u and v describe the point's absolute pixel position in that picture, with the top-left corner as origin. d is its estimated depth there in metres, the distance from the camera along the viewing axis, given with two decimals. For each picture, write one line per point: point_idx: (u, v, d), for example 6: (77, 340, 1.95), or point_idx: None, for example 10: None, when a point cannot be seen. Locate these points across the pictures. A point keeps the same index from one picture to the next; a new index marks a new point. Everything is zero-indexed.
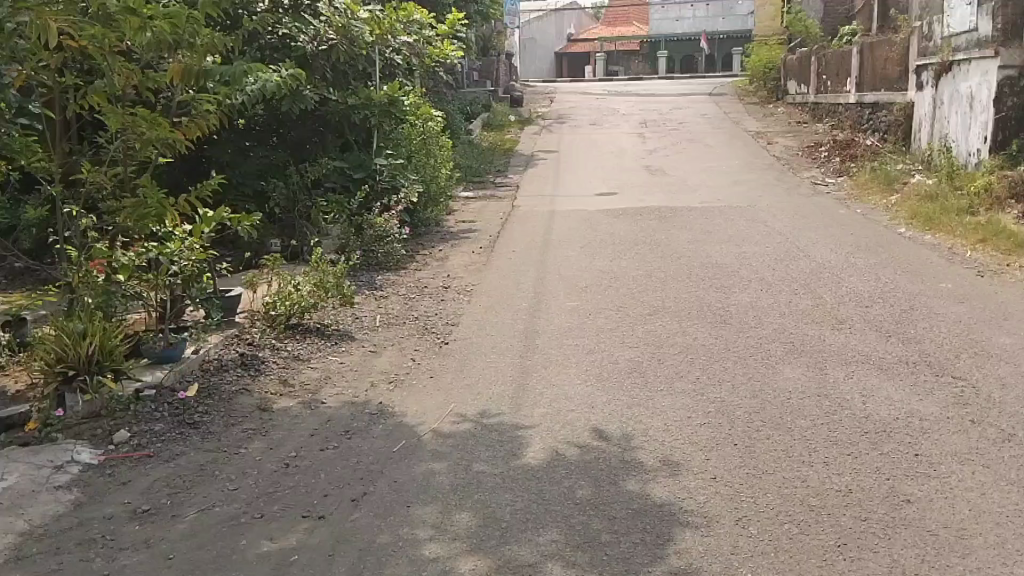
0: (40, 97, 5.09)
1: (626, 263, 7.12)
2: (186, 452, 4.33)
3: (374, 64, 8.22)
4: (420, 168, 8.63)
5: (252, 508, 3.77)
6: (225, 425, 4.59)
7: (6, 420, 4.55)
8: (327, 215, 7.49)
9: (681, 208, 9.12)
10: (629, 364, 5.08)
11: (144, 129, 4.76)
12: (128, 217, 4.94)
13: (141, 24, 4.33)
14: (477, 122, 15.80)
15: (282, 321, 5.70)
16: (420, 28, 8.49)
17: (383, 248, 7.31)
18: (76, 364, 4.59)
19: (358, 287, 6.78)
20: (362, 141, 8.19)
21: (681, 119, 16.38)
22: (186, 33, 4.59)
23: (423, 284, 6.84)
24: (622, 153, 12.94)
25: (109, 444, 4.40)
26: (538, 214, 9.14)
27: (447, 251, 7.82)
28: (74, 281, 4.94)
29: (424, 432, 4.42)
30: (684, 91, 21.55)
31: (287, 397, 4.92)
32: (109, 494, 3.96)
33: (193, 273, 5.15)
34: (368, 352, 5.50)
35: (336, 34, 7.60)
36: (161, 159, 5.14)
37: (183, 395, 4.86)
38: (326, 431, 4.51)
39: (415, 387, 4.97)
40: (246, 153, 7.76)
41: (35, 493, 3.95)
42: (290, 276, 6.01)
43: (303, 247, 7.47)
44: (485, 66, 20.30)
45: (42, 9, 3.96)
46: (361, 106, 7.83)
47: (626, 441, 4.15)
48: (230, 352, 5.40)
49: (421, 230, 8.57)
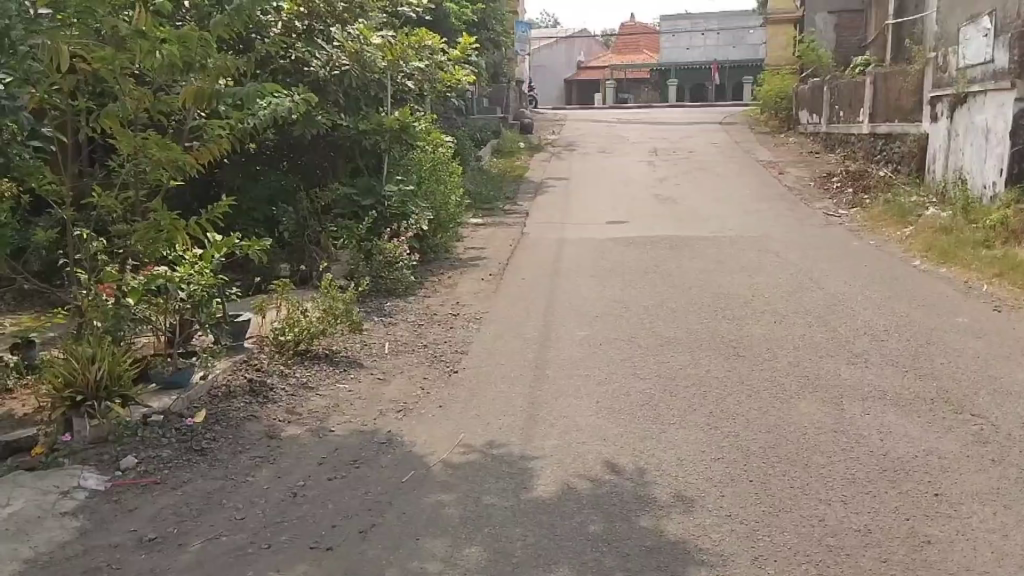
0: (52, 120, 5.08)
1: (637, 293, 7.08)
2: (194, 480, 4.29)
3: (386, 89, 8.04)
4: (430, 195, 8.43)
5: (259, 539, 3.71)
6: (233, 453, 4.54)
7: (12, 444, 4.54)
8: (336, 241, 7.44)
9: (693, 238, 9.08)
10: (642, 397, 5.01)
11: (155, 152, 4.72)
12: (138, 240, 4.90)
13: (152, 47, 4.43)
14: (488, 149, 15.84)
15: (290, 348, 5.61)
16: (433, 53, 8.45)
17: (391, 276, 7.24)
18: (83, 389, 4.56)
19: (368, 312, 6.73)
20: (373, 166, 8.05)
21: (692, 148, 16.37)
22: (198, 56, 4.67)
23: (432, 311, 6.79)
24: (631, 183, 12.91)
25: (116, 470, 4.36)
26: (548, 242, 9.12)
27: (457, 278, 7.80)
28: (83, 305, 4.90)
29: (434, 462, 4.35)
30: (695, 121, 21.51)
31: (295, 424, 4.86)
32: (114, 523, 3.91)
33: (203, 298, 5.11)
34: (376, 380, 5.44)
35: (348, 60, 7.56)
36: (173, 183, 5.07)
37: (191, 420, 4.80)
38: (333, 460, 4.45)
39: (424, 416, 4.91)
40: (256, 179, 7.71)
41: (40, 519, 3.91)
42: (299, 302, 5.94)
43: (313, 272, 7.33)
44: (496, 94, 20.22)
45: (55, 33, 4.20)
46: (372, 131, 7.68)
47: (639, 476, 4.09)
48: (238, 378, 5.31)
49: (432, 257, 8.50)
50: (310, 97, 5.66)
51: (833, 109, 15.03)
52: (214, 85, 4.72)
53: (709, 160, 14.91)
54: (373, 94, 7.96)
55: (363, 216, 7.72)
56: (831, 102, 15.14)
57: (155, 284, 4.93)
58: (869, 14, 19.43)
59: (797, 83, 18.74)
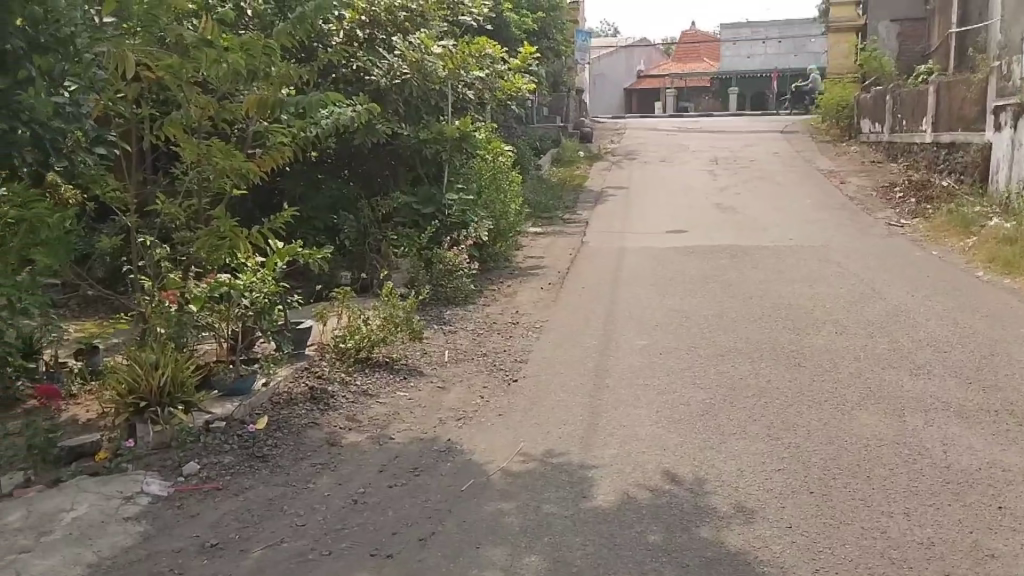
0: (117, 128, 5.13)
1: (697, 302, 6.99)
2: (256, 486, 4.28)
3: (447, 98, 7.95)
4: (489, 204, 8.39)
5: (320, 545, 3.68)
6: (294, 459, 4.53)
7: (77, 448, 4.60)
8: (397, 249, 7.44)
9: (755, 247, 8.98)
10: (701, 406, 4.92)
11: (218, 160, 4.75)
12: (201, 248, 4.96)
13: (217, 56, 4.38)
14: (547, 157, 15.87)
15: (351, 356, 5.59)
16: (492, 62, 8.37)
17: (450, 284, 7.15)
18: (146, 395, 4.59)
19: (428, 320, 6.71)
20: (433, 175, 8.03)
21: (751, 158, 16.19)
22: (261, 64, 4.68)
23: (492, 319, 6.75)
24: (689, 193, 12.78)
25: (179, 475, 4.37)
26: (607, 251, 9.06)
27: (516, 287, 7.74)
28: (147, 313, 4.97)
29: (493, 470, 4.29)
30: (755, 130, 21.29)
31: (356, 431, 4.83)
32: (176, 528, 3.92)
33: (266, 305, 5.16)
34: (436, 389, 5.39)
35: (410, 69, 7.47)
36: (235, 190, 5.11)
37: (253, 427, 4.80)
38: (394, 467, 4.41)
39: (482, 425, 4.86)
40: (317, 187, 7.71)
41: (104, 524, 3.94)
42: (360, 311, 5.94)
43: (373, 280, 7.43)
44: (555, 103, 20.29)
45: (119, 41, 4.27)
46: (432, 140, 7.70)
47: (697, 486, 4.00)
48: (300, 386, 5.31)
49: (491, 266, 8.42)
50: (372, 105, 5.62)
51: (896, 118, 14.79)
52: (276, 94, 4.75)
53: (769, 170, 14.73)
54: (433, 104, 7.81)
55: (424, 225, 7.72)
56: (894, 111, 14.89)
57: (218, 291, 5.01)
58: (932, 20, 19.02)
59: (859, 92, 18.44)
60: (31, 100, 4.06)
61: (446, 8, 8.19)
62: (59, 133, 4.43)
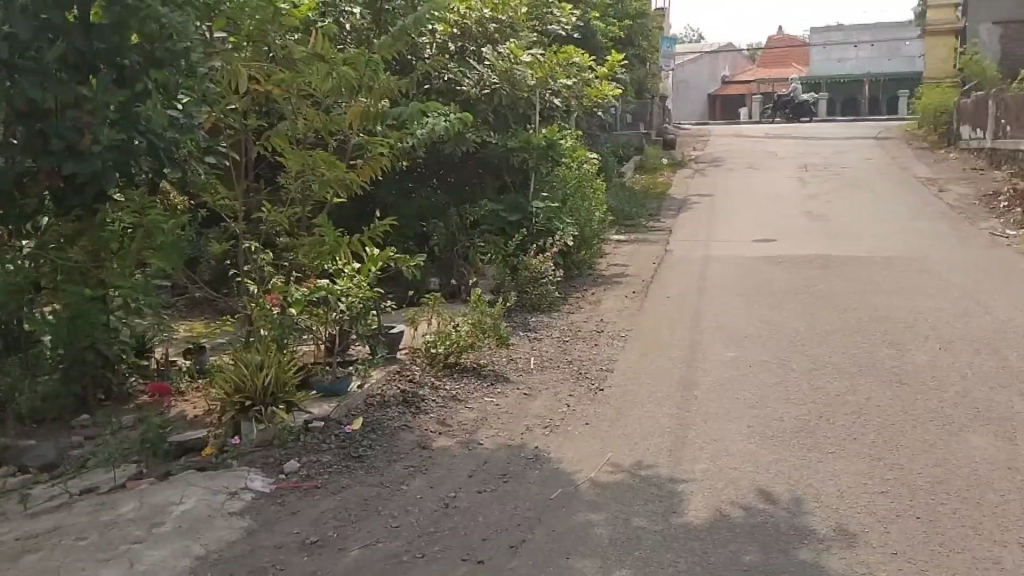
0: (228, 137, 5.48)
1: (788, 313, 6.90)
2: (351, 486, 4.44)
3: (534, 106, 7.97)
4: (576, 212, 8.39)
5: (413, 548, 3.79)
6: (387, 461, 4.68)
7: (185, 444, 4.98)
8: (483, 256, 7.61)
9: (847, 257, 8.79)
10: (795, 423, 4.85)
11: (323, 169, 4.99)
12: (303, 253, 5.34)
13: (327, 70, 4.66)
14: (630, 164, 15.84)
15: (441, 360, 5.74)
16: (580, 70, 8.34)
17: (536, 291, 7.24)
18: (252, 395, 4.88)
19: (515, 327, 6.81)
20: (520, 183, 8.12)
21: (843, 164, 15.80)
22: (365, 77, 4.83)
23: (577, 327, 6.79)
24: (781, 200, 12.53)
25: (280, 473, 4.57)
26: (692, 259, 8.99)
27: (601, 294, 7.77)
28: (252, 314, 5.32)
29: (582, 480, 4.33)
30: (849, 136, 20.69)
31: (446, 436, 4.95)
32: (278, 524, 4.09)
33: (360, 310, 5.37)
34: (523, 395, 5.47)
35: (499, 78, 7.61)
36: (336, 199, 5.37)
37: (349, 428, 4.99)
38: (483, 473, 4.50)
39: (569, 433, 4.90)
40: (408, 196, 7.71)
41: (210, 518, 4.15)
42: (450, 317, 6.14)
43: (461, 287, 7.62)
44: (639, 109, 20.19)
45: (234, 59, 4.76)
46: (520, 148, 7.77)
47: (795, 505, 3.95)
48: (392, 388, 5.48)
49: (575, 274, 8.48)
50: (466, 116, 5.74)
51: (1000, 124, 14.23)
52: (378, 107, 4.96)
53: (861, 176, 14.37)
54: (521, 110, 7.86)
55: (511, 232, 7.80)
56: (998, 116, 14.33)
57: (317, 295, 5.24)
58: None
59: (960, 96, 17.78)
60: (151, 112, 4.41)
61: (535, 20, 8.36)
62: (173, 142, 4.73)
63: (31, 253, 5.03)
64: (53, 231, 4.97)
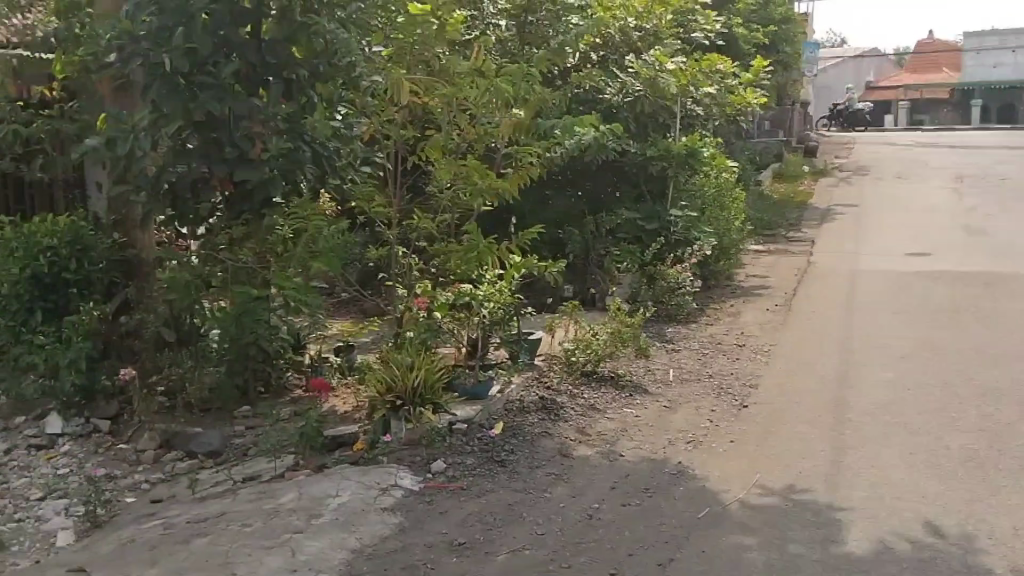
0: (383, 148, 5.95)
1: (946, 333, 6.60)
2: (495, 490, 4.62)
3: (675, 115, 7.99)
4: (714, 221, 8.26)
5: (559, 557, 3.88)
6: (529, 467, 4.83)
7: (338, 438, 5.40)
8: (619, 265, 7.54)
9: (1010, 274, 8.34)
10: (963, 453, 4.66)
11: (475, 179, 5.48)
12: (453, 260, 5.70)
13: (488, 87, 5.27)
14: (770, 172, 15.61)
15: (579, 368, 5.85)
16: (723, 77, 8.25)
17: (673, 301, 7.30)
18: (402, 394, 5.21)
19: (651, 338, 6.78)
20: (657, 193, 7.98)
21: (1003, 174, 14.96)
22: (519, 91, 5.42)
23: (717, 340, 6.72)
24: (933, 211, 12.02)
25: (427, 472, 4.86)
26: (842, 272, 8.71)
27: (740, 308, 7.64)
28: (402, 316, 5.77)
29: (730, 501, 4.30)
30: (1006, 145, 19.46)
31: (585, 445, 5.05)
32: (427, 523, 4.33)
33: (501, 317, 5.66)
34: (663, 409, 5.48)
35: (642, 85, 7.68)
36: (483, 208, 5.79)
37: (491, 431, 5.21)
38: (626, 486, 4.53)
39: (713, 450, 4.88)
40: (546, 202, 7.95)
41: (364, 511, 4.49)
42: (588, 325, 6.13)
43: (598, 296, 7.69)
44: (778, 114, 19.86)
45: (397, 76, 5.21)
46: (658, 157, 7.72)
47: (967, 542, 3.80)
48: (531, 395, 5.63)
49: (712, 283, 8.46)
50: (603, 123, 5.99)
51: None
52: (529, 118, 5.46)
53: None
54: (658, 122, 7.94)
55: (647, 241, 7.69)
56: None
57: (461, 299, 5.64)
58: None
59: None
60: (313, 124, 5.09)
61: (680, 28, 8.50)
62: (337, 150, 5.27)
63: (202, 253, 5.72)
64: (224, 235, 5.59)
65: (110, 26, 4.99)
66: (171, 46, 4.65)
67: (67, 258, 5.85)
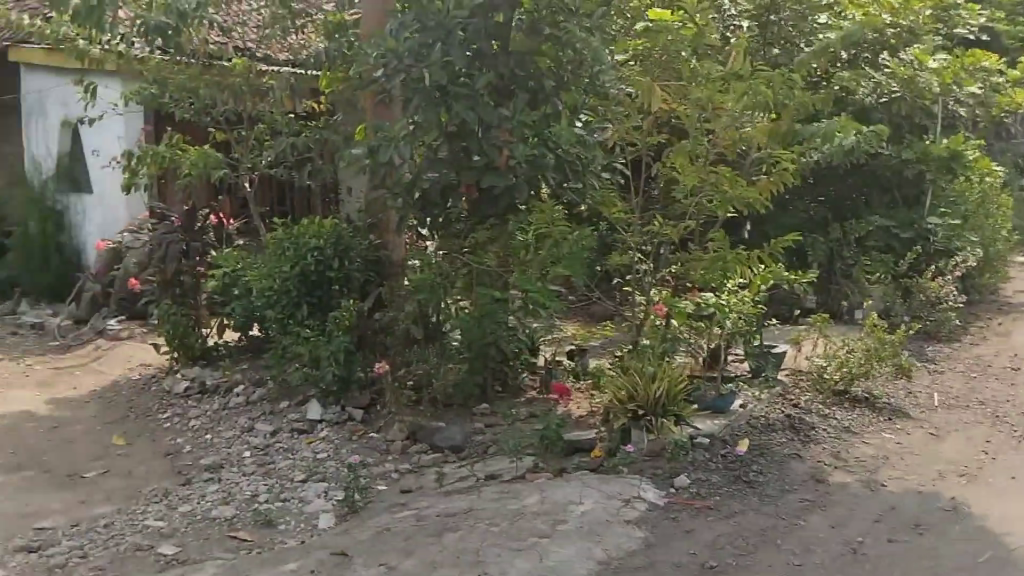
0: (627, 154, 6.10)
1: None
2: (745, 512, 4.64)
3: (934, 116, 8.28)
4: (978, 227, 8.74)
5: None
6: (781, 490, 4.85)
7: (576, 443, 5.40)
8: (870, 275, 7.80)
9: None
10: None
11: (726, 186, 5.48)
12: (699, 268, 5.63)
13: (746, 89, 5.26)
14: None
15: (830, 387, 5.88)
16: (987, 76, 8.54)
17: (937, 315, 7.47)
18: (643, 404, 5.18)
19: (913, 353, 7.06)
20: (912, 198, 8.33)
21: None
22: (779, 96, 5.43)
23: (984, 361, 6.92)
24: None
25: (671, 486, 4.86)
26: None
27: (1010, 325, 7.92)
28: (642, 323, 5.74)
29: (1015, 546, 4.17)
30: None
31: (842, 471, 5.05)
32: (674, 541, 4.37)
33: (741, 327, 5.52)
34: (930, 436, 5.50)
35: (899, 86, 7.88)
36: (731, 215, 5.73)
37: (737, 448, 5.21)
38: (891, 520, 4.49)
39: (993, 486, 4.84)
40: (786, 208, 8.15)
41: (609, 523, 4.52)
42: (839, 341, 6.07)
43: (842, 309, 7.72)
44: None
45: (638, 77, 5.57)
46: (916, 160, 8.00)
47: None
48: (776, 412, 5.69)
49: (974, 294, 8.82)
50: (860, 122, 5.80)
51: None
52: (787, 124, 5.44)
53: None
54: (918, 121, 8.17)
55: (902, 250, 8.09)
56: None
57: (702, 308, 5.42)
58: None
59: None
60: (558, 129, 5.55)
61: (944, 21, 8.46)
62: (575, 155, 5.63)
63: (448, 255, 6.06)
64: (466, 240, 6.02)
65: (375, 43, 5.62)
66: (430, 62, 5.28)
67: (330, 258, 6.35)
